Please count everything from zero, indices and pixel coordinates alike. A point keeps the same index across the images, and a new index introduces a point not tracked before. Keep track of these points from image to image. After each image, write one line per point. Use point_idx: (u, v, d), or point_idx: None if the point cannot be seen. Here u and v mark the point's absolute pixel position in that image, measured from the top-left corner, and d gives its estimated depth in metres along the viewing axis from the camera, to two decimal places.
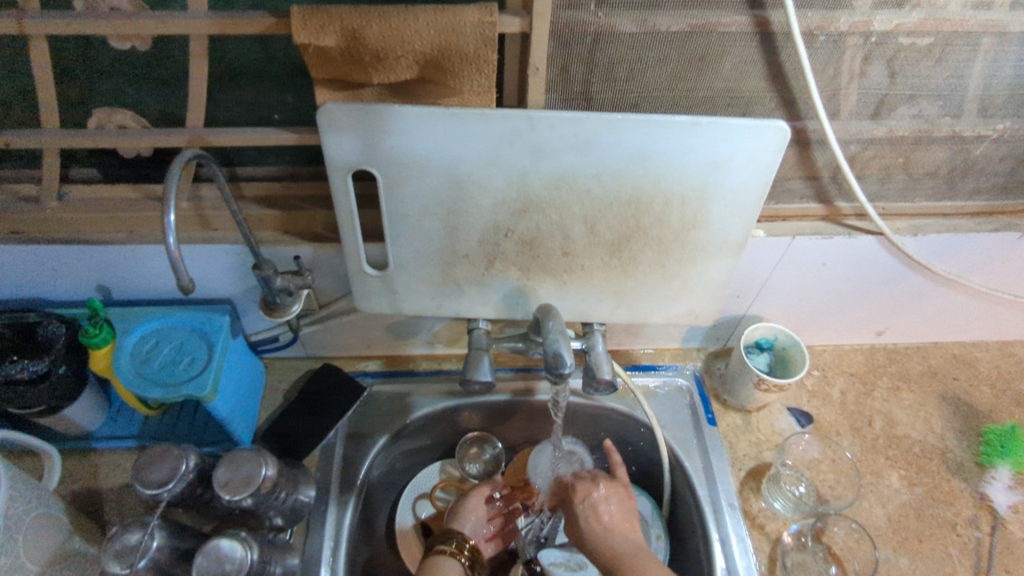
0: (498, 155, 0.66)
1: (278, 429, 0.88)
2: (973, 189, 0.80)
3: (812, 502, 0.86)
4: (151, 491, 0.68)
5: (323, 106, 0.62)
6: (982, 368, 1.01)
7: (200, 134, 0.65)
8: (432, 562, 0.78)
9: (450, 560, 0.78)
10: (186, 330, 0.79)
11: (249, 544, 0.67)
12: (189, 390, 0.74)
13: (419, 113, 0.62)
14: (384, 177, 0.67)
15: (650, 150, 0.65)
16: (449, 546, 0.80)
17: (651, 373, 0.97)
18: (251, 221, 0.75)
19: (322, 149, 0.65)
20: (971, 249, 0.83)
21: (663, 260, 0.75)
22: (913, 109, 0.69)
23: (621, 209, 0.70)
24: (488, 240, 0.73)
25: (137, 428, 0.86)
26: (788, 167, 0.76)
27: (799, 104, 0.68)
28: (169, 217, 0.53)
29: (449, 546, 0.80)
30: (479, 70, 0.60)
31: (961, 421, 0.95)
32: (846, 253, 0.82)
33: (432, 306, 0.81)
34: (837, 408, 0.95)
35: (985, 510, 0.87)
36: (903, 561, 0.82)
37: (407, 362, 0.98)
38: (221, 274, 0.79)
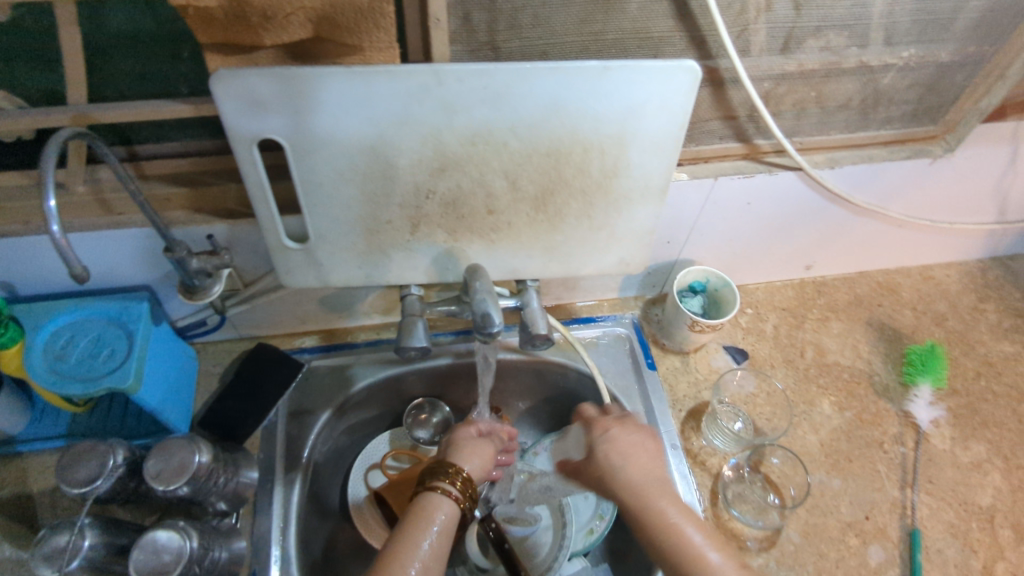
0: (409, 113, 0.63)
1: (215, 414, 0.85)
2: (885, 118, 0.82)
3: (749, 436, 0.89)
4: (78, 490, 0.65)
5: (214, 73, 0.59)
6: (904, 293, 1.05)
7: (84, 111, 0.60)
8: (429, 498, 0.71)
9: (447, 499, 0.71)
10: (102, 321, 0.75)
11: (188, 532, 0.65)
12: (109, 383, 0.71)
13: (320, 74, 0.59)
14: (292, 145, 0.64)
15: (563, 99, 0.64)
16: (447, 483, 0.73)
17: (590, 325, 0.98)
18: (157, 201, 0.72)
19: (219, 118, 0.61)
20: (886, 178, 0.85)
21: (588, 210, 0.75)
22: (820, 42, 0.69)
23: (541, 161, 0.69)
24: (409, 203, 0.71)
25: (65, 426, 0.82)
26: (705, 109, 0.75)
27: (709, 42, 0.67)
28: (50, 202, 0.49)
29: (445, 481, 0.73)
30: (377, 25, 0.58)
31: (885, 345, 0.99)
32: (767, 191, 0.83)
33: (360, 276, 0.79)
34: (770, 342, 0.99)
35: (909, 427, 0.92)
36: (836, 482, 0.86)
37: (345, 335, 0.97)
38: (133, 260, 0.76)
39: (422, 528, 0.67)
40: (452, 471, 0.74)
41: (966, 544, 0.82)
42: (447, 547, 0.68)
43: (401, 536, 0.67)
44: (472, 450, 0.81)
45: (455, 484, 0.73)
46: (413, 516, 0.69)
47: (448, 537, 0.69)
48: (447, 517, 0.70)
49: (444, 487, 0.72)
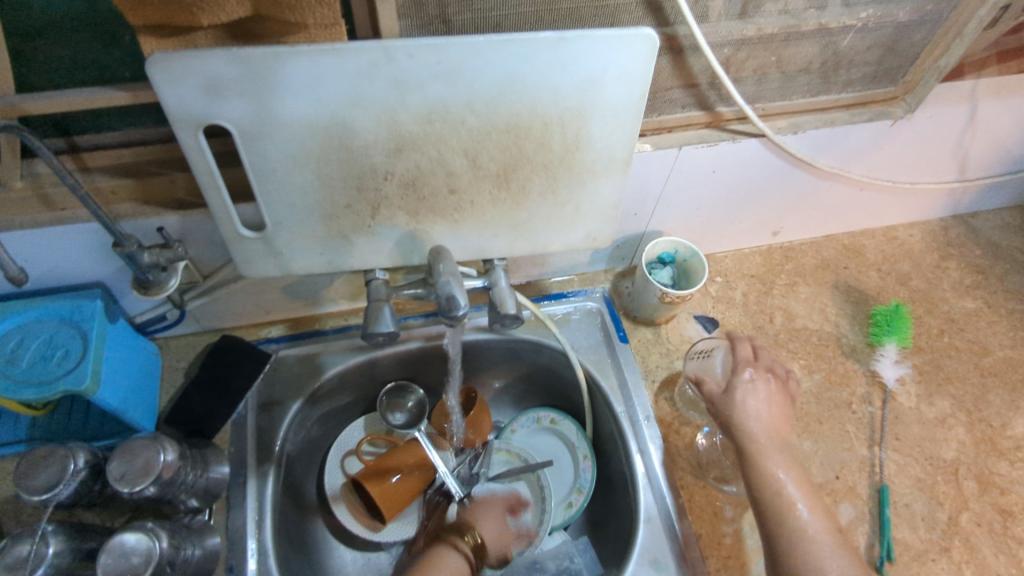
0: (360, 92, 0.61)
1: (181, 409, 0.83)
2: (846, 81, 0.81)
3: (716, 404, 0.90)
4: (39, 497, 0.63)
5: (150, 56, 0.56)
6: (870, 255, 1.06)
7: (12, 103, 0.57)
8: (438, 552, 0.82)
9: (458, 553, 0.82)
10: (54, 321, 0.73)
11: (157, 533, 0.64)
12: (65, 385, 0.68)
13: (263, 55, 0.57)
14: (239, 130, 0.62)
15: (519, 72, 0.62)
16: (459, 538, 0.84)
17: (561, 301, 0.97)
18: (102, 194, 0.68)
19: (159, 104, 0.58)
20: (848, 142, 0.85)
21: (552, 185, 0.73)
22: (778, 5, 0.68)
23: (500, 138, 0.67)
24: (368, 186, 0.69)
25: (24, 432, 0.79)
26: (666, 78, 0.74)
27: (666, 9, 0.65)
28: None
29: (461, 542, 0.84)
30: (319, 1, 0.55)
31: (852, 307, 1.01)
32: (731, 159, 0.83)
33: (323, 263, 0.77)
34: (740, 310, 0.99)
35: (876, 386, 0.94)
36: (806, 444, 0.88)
37: (312, 322, 0.95)
38: (82, 257, 0.73)
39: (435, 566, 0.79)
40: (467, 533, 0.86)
41: (932, 497, 0.84)
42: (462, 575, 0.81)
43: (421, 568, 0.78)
44: (490, 510, 0.92)
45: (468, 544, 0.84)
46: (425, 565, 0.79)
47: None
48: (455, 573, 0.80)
49: (455, 543, 0.84)
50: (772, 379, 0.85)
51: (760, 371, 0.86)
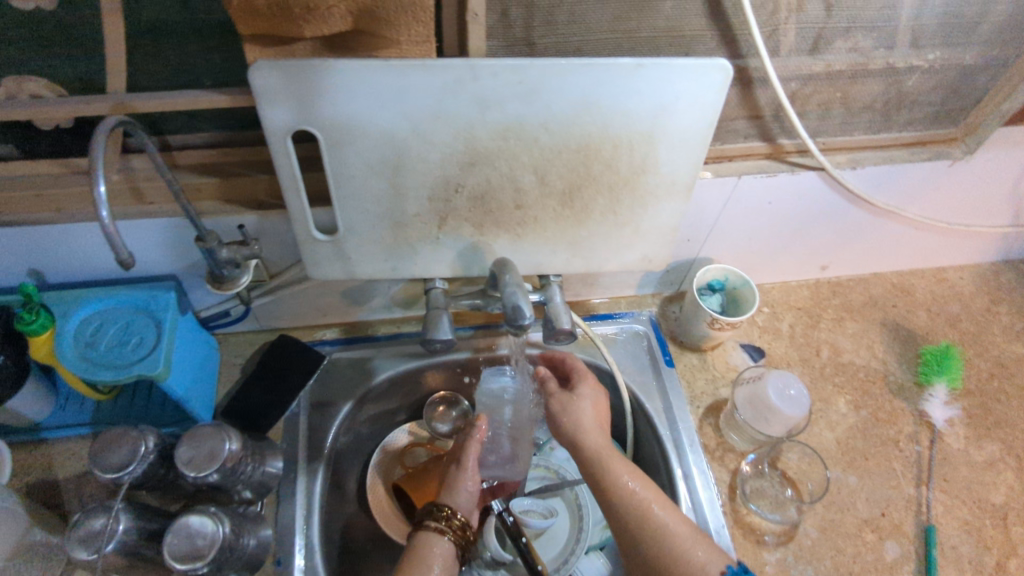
0: (442, 106, 0.64)
1: (238, 404, 0.86)
2: (907, 120, 0.83)
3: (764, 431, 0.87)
4: (111, 475, 0.66)
5: (254, 63, 0.60)
6: (919, 295, 1.06)
7: (124, 100, 0.61)
8: (419, 540, 0.75)
9: (441, 537, 0.75)
10: (130, 309, 0.76)
11: (220, 518, 0.66)
12: (139, 370, 0.71)
13: (357, 67, 0.60)
14: (325, 137, 0.65)
15: (596, 94, 0.64)
16: (436, 522, 0.76)
17: (608, 321, 0.99)
18: (189, 191, 0.72)
19: (255, 106, 0.62)
20: (906, 180, 0.86)
21: (614, 206, 0.75)
22: (848, 43, 0.70)
23: (570, 157, 0.70)
24: (439, 197, 0.72)
25: (89, 415, 0.83)
26: (732, 108, 0.76)
27: (740, 41, 0.68)
28: (99, 189, 0.49)
29: (436, 521, 0.76)
30: (417, 19, 0.58)
31: (900, 345, 1.00)
32: (789, 191, 0.84)
33: (386, 269, 0.80)
34: (786, 341, 1.00)
35: (924, 426, 0.93)
36: (851, 479, 0.87)
37: (366, 328, 0.98)
38: (163, 250, 0.76)
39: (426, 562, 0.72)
40: (442, 511, 0.77)
41: (981, 541, 0.83)
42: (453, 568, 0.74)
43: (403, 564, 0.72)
44: (457, 481, 0.82)
45: (449, 523, 0.76)
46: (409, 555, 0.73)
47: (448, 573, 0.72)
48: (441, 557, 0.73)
49: (433, 525, 0.75)
50: (800, 406, 0.86)
51: (788, 398, 0.86)
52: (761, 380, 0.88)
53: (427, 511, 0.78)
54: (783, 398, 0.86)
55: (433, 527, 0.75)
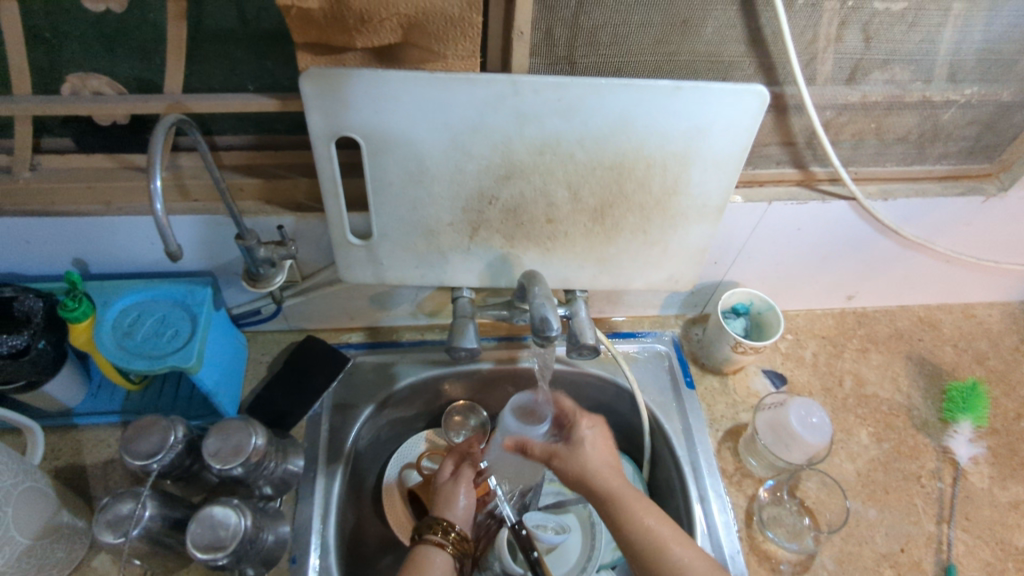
0: (482, 120, 0.66)
1: (263, 401, 0.87)
2: (941, 154, 0.83)
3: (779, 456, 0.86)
4: (140, 462, 0.68)
5: (306, 70, 0.62)
6: (946, 330, 1.05)
7: (179, 100, 0.64)
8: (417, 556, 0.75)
9: (440, 550, 0.75)
10: (167, 302, 0.78)
11: (242, 510, 0.67)
12: (172, 361, 0.73)
13: (403, 78, 0.62)
14: (367, 145, 0.67)
15: (634, 113, 0.66)
16: (436, 536, 0.77)
17: (630, 339, 0.99)
18: (232, 190, 0.75)
19: (303, 112, 0.64)
20: (937, 213, 0.86)
21: (644, 225, 0.76)
22: (886, 75, 0.71)
23: (604, 175, 0.71)
24: (473, 207, 0.74)
25: (119, 404, 0.85)
26: (766, 133, 0.77)
27: (778, 69, 0.69)
28: (155, 182, 0.52)
29: (436, 536, 0.76)
30: (464, 35, 0.60)
31: (925, 380, 0.99)
32: (818, 218, 0.84)
33: (416, 276, 0.81)
34: (809, 369, 0.99)
35: (947, 462, 0.91)
36: (871, 512, 0.86)
37: (390, 333, 0.99)
38: (203, 246, 0.79)
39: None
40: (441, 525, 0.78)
41: None
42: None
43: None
44: (453, 494, 0.84)
45: (447, 536, 0.77)
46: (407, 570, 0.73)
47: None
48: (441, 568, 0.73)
49: (434, 539, 0.76)
50: (822, 434, 0.85)
51: (810, 425, 0.85)
52: (784, 407, 0.87)
53: (427, 526, 0.78)
54: (805, 425, 0.85)
55: (433, 541, 0.76)
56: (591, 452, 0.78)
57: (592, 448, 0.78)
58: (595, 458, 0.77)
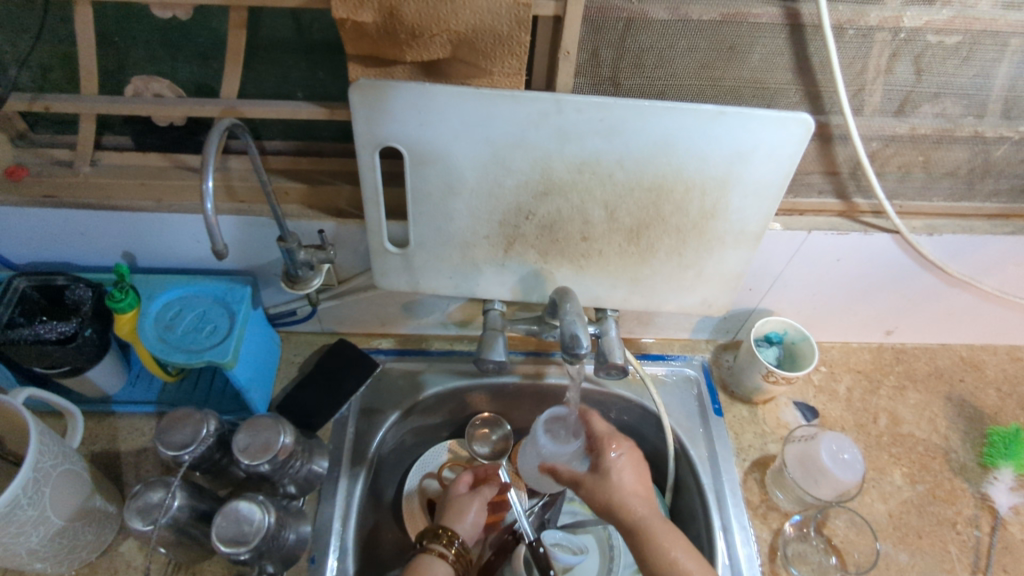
0: (524, 136, 0.66)
1: (292, 401, 0.89)
2: (990, 191, 0.81)
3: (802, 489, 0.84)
4: (172, 453, 0.70)
5: (355, 81, 0.63)
6: (989, 371, 1.02)
7: (234, 105, 0.66)
8: (421, 562, 0.76)
9: (441, 561, 0.76)
10: (208, 299, 0.81)
11: (266, 507, 0.68)
12: (210, 356, 0.75)
13: (449, 93, 0.63)
14: (410, 155, 0.68)
15: (674, 137, 0.66)
16: (439, 545, 0.78)
17: (660, 362, 0.98)
18: (278, 193, 0.77)
19: (351, 122, 0.66)
20: (985, 252, 0.84)
21: (680, 247, 0.76)
22: (936, 108, 0.70)
23: (642, 196, 0.71)
24: (509, 221, 0.74)
25: (155, 394, 0.88)
26: (809, 161, 0.77)
27: (824, 98, 0.68)
28: (208, 183, 0.54)
29: (439, 546, 0.78)
30: (511, 52, 0.61)
31: (965, 423, 0.96)
32: (860, 249, 0.83)
33: (449, 287, 0.82)
34: (842, 404, 0.97)
35: (985, 510, 0.88)
36: (902, 556, 0.83)
37: (420, 341, 1.00)
38: (243, 246, 0.81)
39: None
40: (447, 535, 0.79)
41: None
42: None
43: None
44: (465, 506, 0.87)
45: (449, 546, 0.78)
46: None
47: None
48: None
49: (436, 549, 0.77)
50: (854, 473, 0.82)
51: (840, 463, 0.82)
52: (814, 440, 0.85)
53: (432, 533, 0.80)
54: (835, 462, 0.82)
55: (435, 552, 0.77)
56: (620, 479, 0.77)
57: (621, 475, 0.77)
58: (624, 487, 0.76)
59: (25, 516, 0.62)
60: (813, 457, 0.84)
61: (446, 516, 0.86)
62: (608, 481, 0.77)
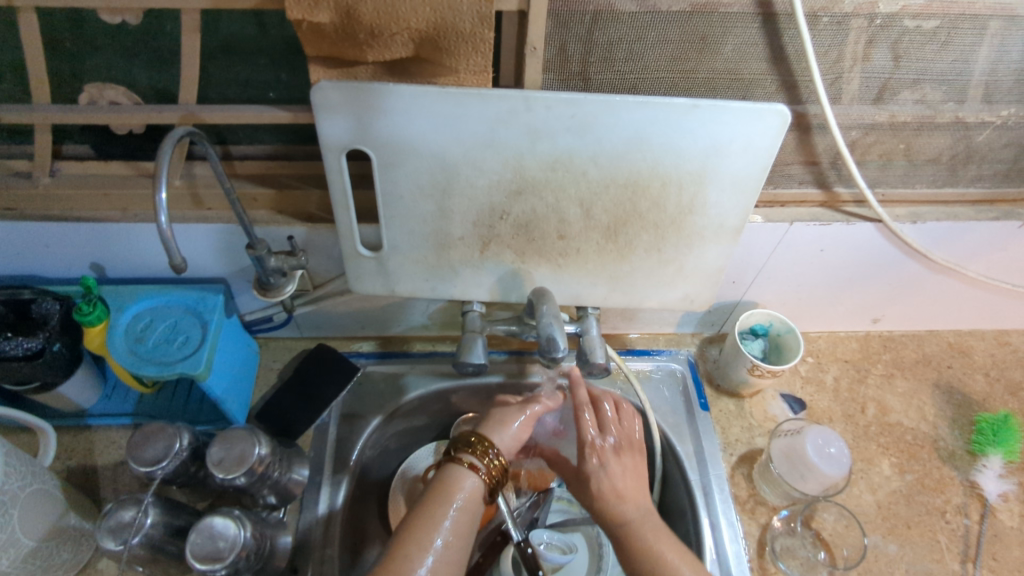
0: (493, 135, 0.64)
1: (271, 407, 0.87)
2: (974, 176, 0.80)
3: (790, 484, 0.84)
4: (145, 469, 0.68)
5: (317, 84, 0.61)
6: (977, 357, 1.01)
7: (192, 111, 0.64)
8: (451, 472, 0.71)
9: (471, 474, 0.71)
10: (179, 308, 0.79)
11: (242, 522, 0.67)
12: (182, 368, 0.73)
13: (414, 93, 0.61)
14: (378, 157, 0.66)
15: (648, 132, 0.64)
16: (472, 456, 0.72)
17: (645, 357, 0.97)
18: (245, 200, 0.75)
19: (314, 126, 0.63)
20: (970, 238, 0.82)
21: (659, 244, 0.75)
22: (916, 94, 0.68)
23: (617, 192, 0.69)
24: (484, 222, 0.73)
25: (132, 406, 0.86)
26: (788, 152, 0.75)
27: (800, 87, 0.67)
28: (160, 195, 0.52)
29: (472, 456, 0.72)
30: (476, 50, 0.59)
31: (953, 410, 0.95)
32: (843, 239, 0.81)
33: (426, 289, 0.80)
34: (830, 395, 0.96)
35: (974, 498, 0.87)
36: (891, 547, 0.83)
37: (402, 343, 0.98)
38: (213, 253, 0.79)
39: (445, 507, 0.67)
40: (480, 445, 0.73)
41: None
42: (471, 522, 0.68)
43: (428, 514, 0.66)
44: (508, 417, 0.79)
45: (483, 459, 0.72)
46: (438, 491, 0.69)
47: (470, 511, 0.68)
48: (467, 493, 0.69)
49: (467, 461, 0.71)
50: (842, 468, 0.81)
51: (827, 458, 0.81)
52: (801, 434, 0.84)
53: (466, 443, 0.73)
54: (823, 457, 0.81)
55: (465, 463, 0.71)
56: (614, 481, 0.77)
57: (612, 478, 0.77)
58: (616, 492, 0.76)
59: None
60: (801, 451, 0.83)
61: (486, 426, 0.78)
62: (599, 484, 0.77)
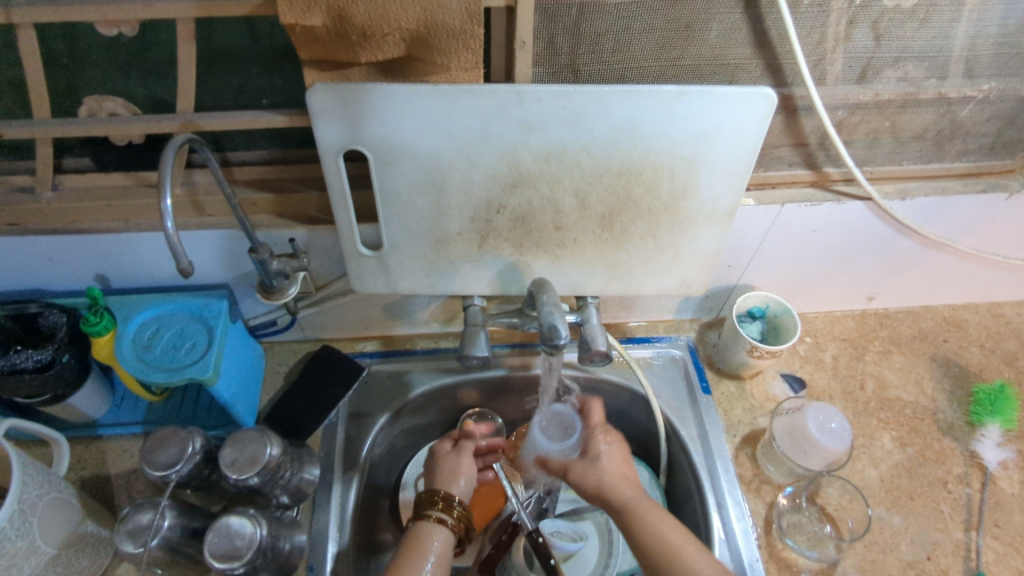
0: (487, 131, 0.66)
1: (280, 410, 0.89)
2: (960, 151, 0.81)
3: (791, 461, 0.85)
4: (159, 473, 0.69)
5: (312, 87, 0.63)
6: (972, 330, 1.02)
7: (191, 119, 0.66)
8: (420, 530, 0.75)
9: (441, 526, 0.76)
10: (185, 315, 0.80)
11: (258, 520, 0.68)
12: (190, 372, 0.74)
13: (407, 92, 0.62)
14: (375, 157, 0.67)
15: (639, 120, 0.65)
16: (437, 511, 0.77)
17: (645, 345, 0.98)
18: (245, 205, 0.76)
19: (311, 130, 0.65)
20: (960, 211, 0.84)
21: (653, 231, 0.76)
22: (898, 72, 0.70)
23: (611, 181, 0.71)
24: (481, 216, 0.74)
25: (142, 414, 0.87)
26: (776, 134, 0.76)
27: (785, 70, 0.68)
28: (166, 202, 0.53)
29: (437, 511, 0.77)
30: (466, 46, 0.60)
31: (951, 382, 0.97)
32: (835, 219, 0.83)
33: (427, 285, 0.82)
34: (829, 372, 0.97)
35: (975, 467, 0.89)
36: (896, 519, 0.84)
37: (404, 342, 1.00)
38: (216, 259, 0.80)
39: (418, 561, 0.72)
40: (442, 499, 0.78)
41: None
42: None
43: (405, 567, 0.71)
44: (455, 466, 0.84)
45: (448, 511, 0.77)
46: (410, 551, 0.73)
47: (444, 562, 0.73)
48: (442, 545, 0.74)
49: (436, 516, 0.76)
50: (844, 444, 0.83)
51: (829, 433, 0.83)
52: (801, 412, 0.85)
53: (427, 500, 0.79)
54: (824, 433, 0.83)
55: (433, 517, 0.76)
56: (607, 464, 0.80)
57: (609, 461, 0.80)
58: (613, 472, 0.79)
59: (15, 547, 0.62)
60: (802, 429, 0.84)
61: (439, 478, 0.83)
62: (599, 466, 0.80)
